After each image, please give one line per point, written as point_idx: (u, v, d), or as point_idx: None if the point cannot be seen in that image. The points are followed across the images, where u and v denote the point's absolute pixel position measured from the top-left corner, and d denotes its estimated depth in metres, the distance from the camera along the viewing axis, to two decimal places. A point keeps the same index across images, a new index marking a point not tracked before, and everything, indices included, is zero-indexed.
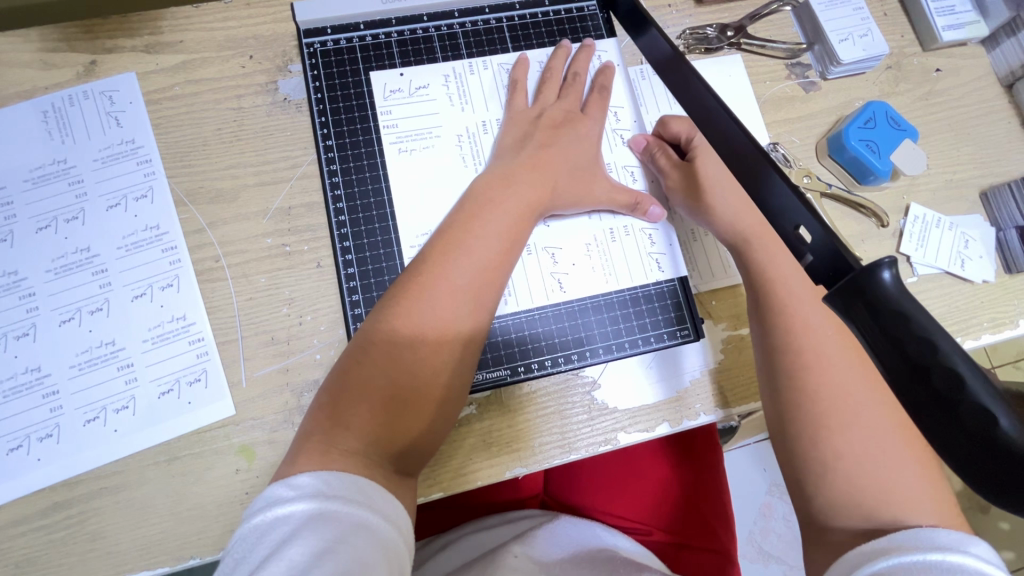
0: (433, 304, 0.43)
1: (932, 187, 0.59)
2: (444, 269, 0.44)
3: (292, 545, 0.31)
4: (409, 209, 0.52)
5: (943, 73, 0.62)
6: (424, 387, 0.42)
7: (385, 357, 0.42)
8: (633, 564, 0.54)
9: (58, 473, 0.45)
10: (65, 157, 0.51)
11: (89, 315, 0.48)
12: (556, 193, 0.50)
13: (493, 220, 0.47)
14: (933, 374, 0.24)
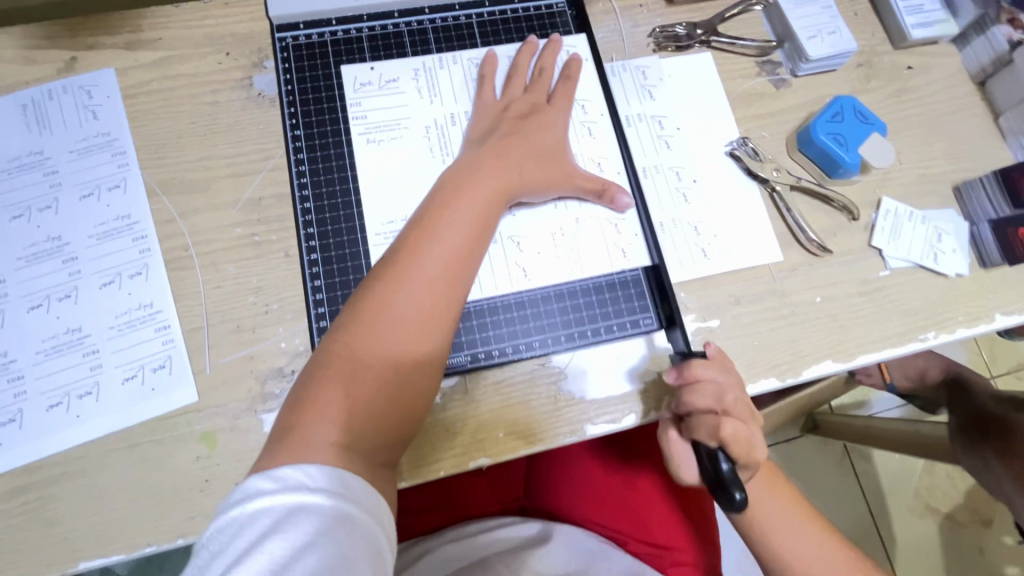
0: (409, 293, 0.43)
1: (904, 181, 0.59)
2: (418, 256, 0.44)
3: (273, 540, 0.32)
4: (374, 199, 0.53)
5: (914, 71, 0.62)
6: (404, 372, 0.42)
7: (367, 348, 0.42)
8: None
9: (17, 458, 0.45)
10: (42, 148, 0.52)
11: (57, 302, 0.49)
12: (523, 179, 0.51)
13: (468, 210, 0.47)
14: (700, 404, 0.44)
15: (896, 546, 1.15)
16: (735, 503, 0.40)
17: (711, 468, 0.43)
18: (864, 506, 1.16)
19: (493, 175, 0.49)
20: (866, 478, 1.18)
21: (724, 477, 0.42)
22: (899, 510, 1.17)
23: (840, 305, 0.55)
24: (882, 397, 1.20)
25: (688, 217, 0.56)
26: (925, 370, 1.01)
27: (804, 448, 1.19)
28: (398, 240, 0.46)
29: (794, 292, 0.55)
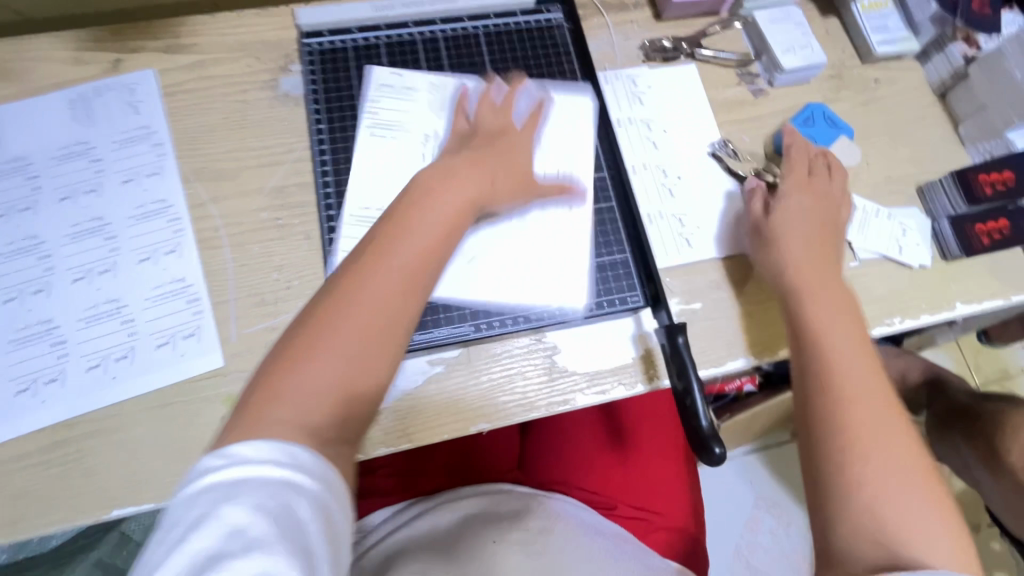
0: (376, 283, 0.44)
1: (871, 181, 0.64)
2: (390, 250, 0.46)
3: (229, 513, 0.32)
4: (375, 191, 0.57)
5: (881, 83, 0.69)
6: (363, 360, 0.42)
7: (308, 362, 0.40)
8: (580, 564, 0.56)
9: (60, 413, 0.50)
10: (88, 138, 0.57)
11: (98, 275, 0.53)
12: (463, 187, 0.51)
13: (421, 223, 0.48)
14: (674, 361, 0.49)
15: None
16: (716, 456, 0.45)
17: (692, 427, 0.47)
18: None
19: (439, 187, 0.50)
20: None
21: (705, 433, 0.46)
22: None
23: None
24: None
25: (673, 209, 0.61)
26: (906, 370, 1.02)
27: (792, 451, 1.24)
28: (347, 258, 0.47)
29: None
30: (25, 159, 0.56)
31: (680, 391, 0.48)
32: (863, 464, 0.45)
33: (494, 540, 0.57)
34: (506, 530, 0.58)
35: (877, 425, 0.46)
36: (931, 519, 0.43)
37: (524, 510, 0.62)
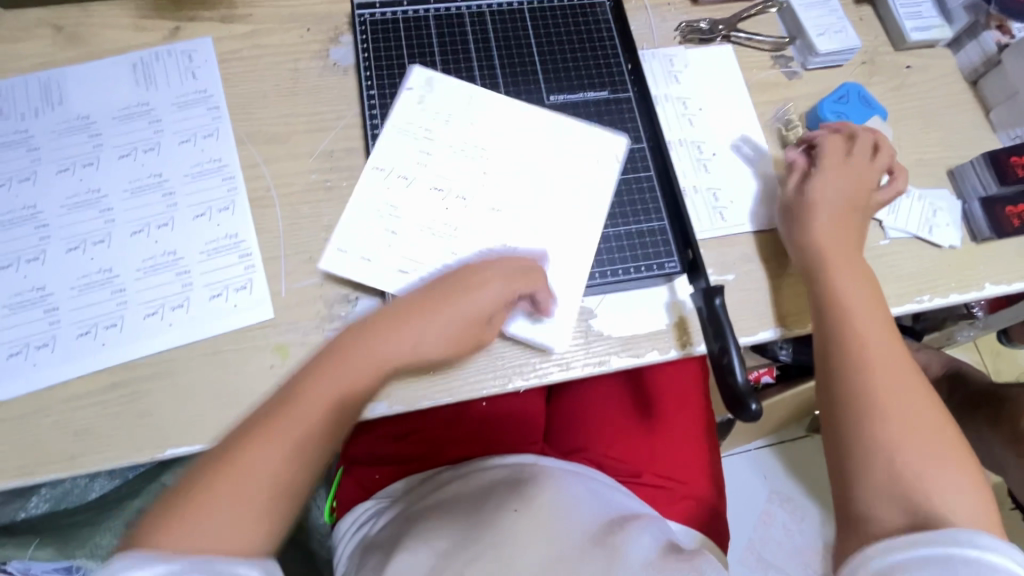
0: (291, 417, 0.44)
1: (902, 164, 0.66)
2: (319, 397, 0.45)
3: None
4: (414, 155, 0.58)
5: (913, 69, 0.70)
6: (252, 484, 0.42)
7: (181, 529, 0.39)
8: (610, 543, 0.52)
9: (118, 357, 0.52)
10: (148, 101, 0.60)
11: (156, 228, 0.56)
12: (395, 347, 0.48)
13: (347, 368, 0.47)
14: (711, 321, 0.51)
15: None
16: (751, 413, 0.47)
17: (728, 385, 0.49)
18: None
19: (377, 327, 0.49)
20: None
21: (741, 390, 0.48)
22: None
23: None
24: None
25: (708, 183, 0.63)
26: (926, 366, 1.02)
27: (806, 447, 1.24)
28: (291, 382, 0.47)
29: None
30: (88, 117, 0.59)
31: (717, 353, 0.50)
32: (900, 454, 0.47)
33: (516, 509, 0.55)
34: (528, 498, 0.56)
35: (899, 400, 0.49)
36: (971, 499, 0.46)
37: (547, 482, 0.59)
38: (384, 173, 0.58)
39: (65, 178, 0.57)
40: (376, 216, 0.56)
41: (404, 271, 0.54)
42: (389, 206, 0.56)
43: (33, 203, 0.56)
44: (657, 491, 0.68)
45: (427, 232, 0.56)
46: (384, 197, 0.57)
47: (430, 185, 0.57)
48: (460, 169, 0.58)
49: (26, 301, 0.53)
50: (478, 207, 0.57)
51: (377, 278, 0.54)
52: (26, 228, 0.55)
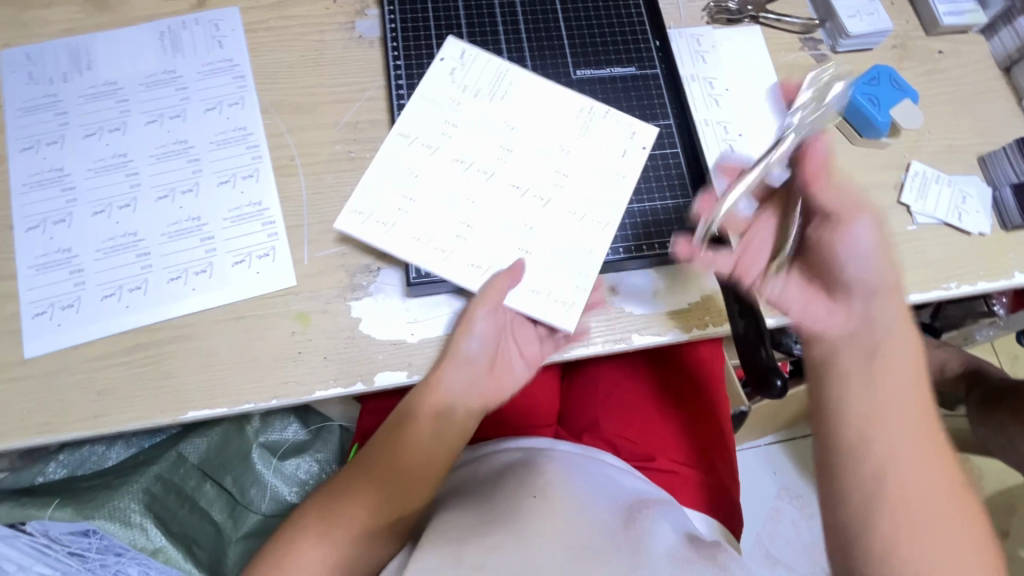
0: (334, 511, 0.49)
1: (932, 150, 0.65)
2: (350, 492, 0.50)
3: None
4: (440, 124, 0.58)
5: (945, 55, 0.69)
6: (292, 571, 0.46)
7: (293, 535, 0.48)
8: (630, 533, 0.51)
9: (142, 319, 0.52)
10: (175, 68, 0.60)
11: (181, 194, 0.56)
12: (479, 374, 0.53)
13: (376, 449, 0.52)
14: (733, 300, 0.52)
15: None
16: (778, 390, 0.47)
17: (754, 362, 0.49)
18: None
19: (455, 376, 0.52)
20: None
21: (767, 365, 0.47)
22: None
23: None
24: None
25: (733, 163, 0.62)
26: (943, 364, 1.01)
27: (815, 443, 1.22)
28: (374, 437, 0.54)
29: None
30: (116, 83, 0.59)
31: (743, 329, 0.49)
32: (909, 537, 0.38)
33: (535, 496, 0.53)
34: (545, 485, 0.54)
35: (917, 483, 0.40)
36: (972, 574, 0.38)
37: (562, 474, 0.58)
38: (407, 138, 0.57)
39: (92, 142, 0.57)
40: (401, 179, 0.56)
41: (425, 235, 0.54)
42: (410, 172, 0.56)
43: (60, 165, 0.56)
44: (672, 476, 0.67)
45: (446, 198, 0.55)
46: (407, 160, 0.57)
47: (457, 151, 0.57)
48: (488, 138, 0.58)
49: (52, 261, 0.53)
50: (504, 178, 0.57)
51: (399, 241, 0.54)
52: (53, 190, 0.55)
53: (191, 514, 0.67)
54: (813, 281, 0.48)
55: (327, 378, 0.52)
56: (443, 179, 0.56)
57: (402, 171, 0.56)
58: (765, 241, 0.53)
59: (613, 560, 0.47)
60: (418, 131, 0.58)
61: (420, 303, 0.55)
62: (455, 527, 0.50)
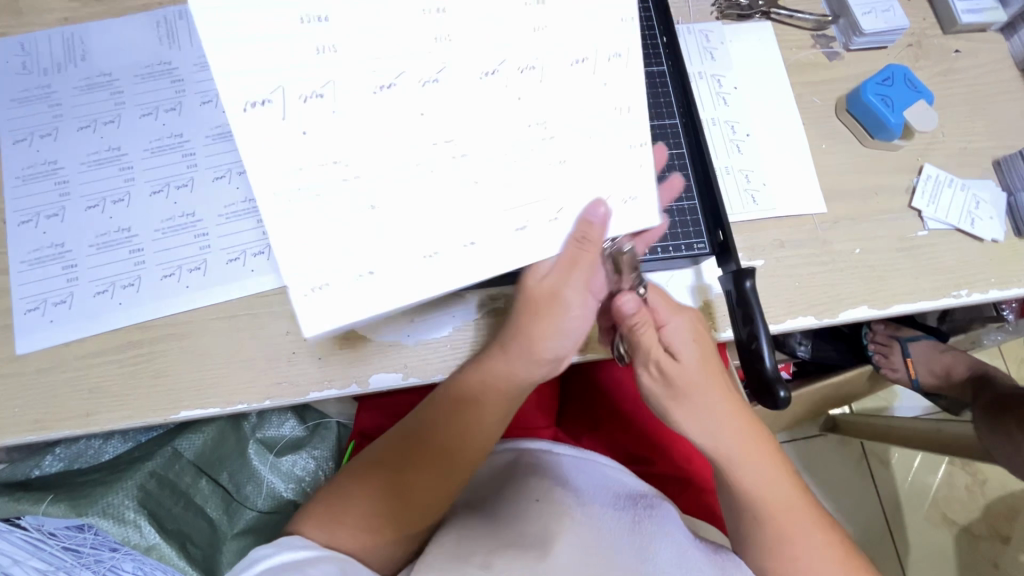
0: (386, 481, 0.51)
1: (945, 152, 0.63)
2: (400, 468, 0.51)
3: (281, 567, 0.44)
4: (369, 91, 0.36)
5: (961, 54, 0.67)
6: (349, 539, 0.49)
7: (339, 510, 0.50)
8: (637, 526, 0.51)
9: (135, 316, 0.52)
10: (170, 59, 0.58)
11: (175, 189, 0.55)
12: (548, 365, 0.52)
13: (428, 420, 0.53)
14: (743, 310, 0.49)
15: (909, 554, 1.12)
16: (779, 403, 0.46)
17: (755, 373, 0.48)
18: (879, 511, 1.14)
19: (527, 371, 0.51)
20: (883, 483, 1.16)
21: (770, 376, 0.46)
22: (916, 519, 1.14)
23: (878, 258, 0.58)
24: (904, 402, 1.21)
25: (740, 164, 0.60)
26: (951, 367, 1.00)
27: (818, 446, 1.18)
28: (422, 411, 0.53)
29: (836, 242, 0.59)
30: (109, 74, 0.57)
31: (745, 338, 0.49)
32: (786, 538, 0.48)
33: (539, 499, 0.53)
34: (548, 488, 0.55)
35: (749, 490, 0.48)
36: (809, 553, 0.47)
37: (564, 475, 0.58)
38: (280, 108, 0.34)
39: (85, 135, 0.56)
40: (308, 154, 0.35)
41: (421, 249, 0.39)
42: (338, 164, 0.36)
43: (53, 159, 0.55)
44: (672, 482, 0.67)
45: (424, 194, 0.38)
46: (324, 142, 0.35)
47: (408, 107, 0.37)
48: (456, 102, 0.38)
49: (45, 257, 0.53)
50: (510, 163, 0.40)
51: (355, 255, 0.38)
52: (46, 184, 0.54)
53: (185, 511, 0.66)
54: (637, 359, 0.49)
55: (322, 379, 0.51)
56: (396, 168, 0.37)
57: (315, 167, 0.36)
58: (685, 342, 0.48)
59: (619, 564, 0.47)
60: (320, 85, 0.35)
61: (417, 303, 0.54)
62: (460, 534, 0.52)
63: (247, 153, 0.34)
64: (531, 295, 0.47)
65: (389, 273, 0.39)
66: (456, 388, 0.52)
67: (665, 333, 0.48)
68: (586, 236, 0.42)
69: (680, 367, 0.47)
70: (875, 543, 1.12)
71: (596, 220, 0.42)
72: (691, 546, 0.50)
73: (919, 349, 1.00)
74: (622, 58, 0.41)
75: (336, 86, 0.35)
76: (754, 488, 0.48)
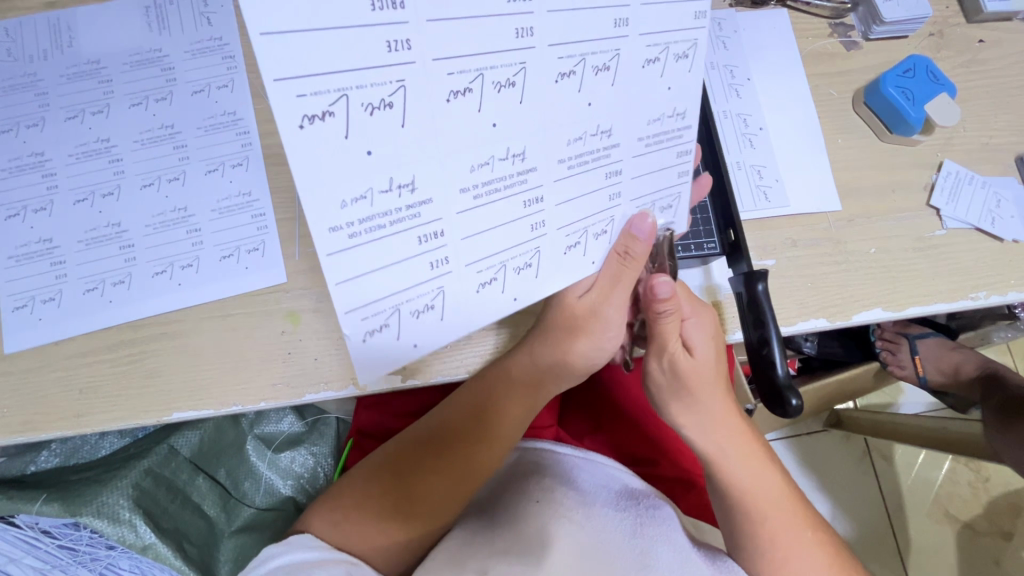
0: (405, 480, 0.50)
1: (966, 148, 0.60)
2: (418, 470, 0.50)
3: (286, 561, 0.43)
4: (441, 99, 0.29)
5: (985, 44, 0.64)
6: (357, 538, 0.47)
7: (346, 506, 0.49)
8: (638, 533, 0.50)
9: (126, 315, 0.50)
10: (160, 46, 0.56)
11: (167, 182, 0.53)
12: (574, 374, 0.53)
13: (453, 420, 0.52)
14: (754, 314, 0.47)
15: (911, 551, 1.12)
16: (791, 409, 0.45)
17: (767, 381, 0.46)
18: (881, 507, 1.14)
19: (554, 381, 0.52)
20: (886, 480, 1.15)
21: (781, 384, 0.45)
22: (918, 516, 1.14)
23: (893, 257, 0.56)
24: (910, 399, 1.19)
25: (753, 160, 0.58)
26: (959, 366, 0.98)
27: (822, 442, 1.17)
28: (444, 412, 0.53)
29: (849, 241, 0.57)
30: (98, 61, 0.55)
31: (756, 342, 0.47)
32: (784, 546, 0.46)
33: (538, 500, 0.52)
34: (548, 489, 0.54)
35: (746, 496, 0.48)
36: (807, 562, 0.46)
37: (566, 475, 0.57)
38: (343, 122, 0.27)
39: (73, 125, 0.54)
40: (371, 178, 0.29)
41: (483, 275, 0.36)
42: (401, 189, 0.30)
43: (40, 150, 0.53)
44: (675, 484, 0.66)
45: (495, 215, 0.34)
46: (392, 162, 0.29)
47: (478, 118, 0.31)
48: (529, 119, 0.33)
49: (33, 252, 0.51)
50: (574, 182, 0.37)
51: (422, 283, 0.33)
52: (33, 176, 0.52)
53: (183, 509, 0.66)
54: (651, 349, 0.47)
55: (319, 381, 0.50)
56: (466, 188, 0.32)
57: (382, 194, 0.30)
58: (701, 338, 0.47)
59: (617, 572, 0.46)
60: (388, 92, 0.28)
61: None
62: (459, 539, 0.51)
63: (300, 177, 0.27)
64: (570, 310, 0.47)
65: (451, 301, 0.35)
66: (483, 395, 0.51)
67: (684, 326, 0.47)
68: (631, 249, 0.42)
69: (692, 362, 0.47)
70: (876, 539, 1.11)
71: (637, 233, 0.42)
72: (693, 552, 0.49)
73: (927, 347, 0.99)
74: (688, 60, 0.38)
75: (407, 92, 0.28)
76: (745, 488, 0.47)
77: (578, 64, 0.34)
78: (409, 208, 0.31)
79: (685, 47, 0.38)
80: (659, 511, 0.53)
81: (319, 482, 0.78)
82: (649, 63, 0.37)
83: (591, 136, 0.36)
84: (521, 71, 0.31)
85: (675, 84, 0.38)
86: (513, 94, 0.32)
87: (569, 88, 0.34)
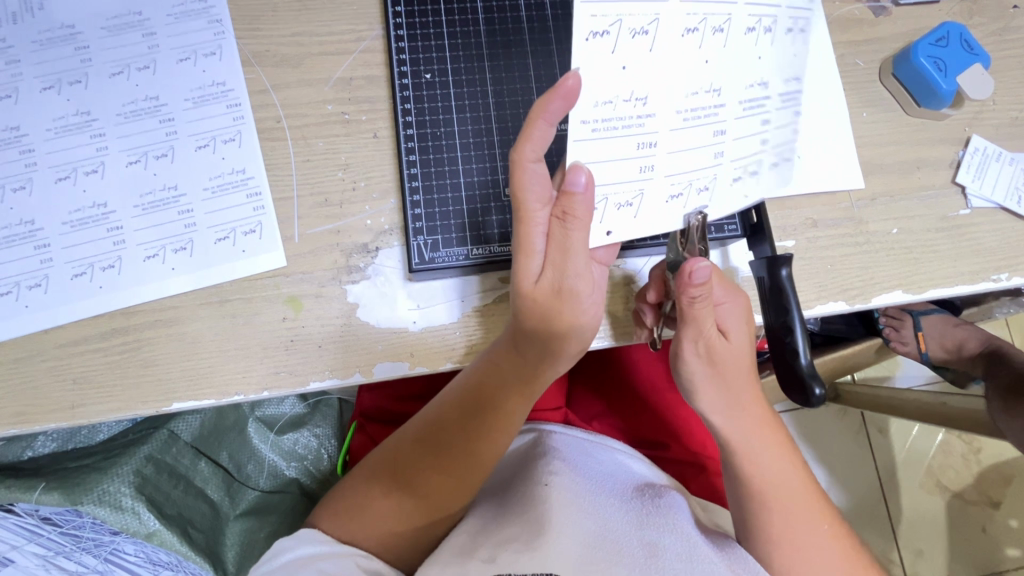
0: (413, 480, 0.48)
1: (995, 122, 0.58)
2: (423, 467, 0.48)
3: (288, 551, 0.45)
4: (676, 36, 0.34)
5: (1021, 10, 0.61)
6: (366, 538, 0.48)
7: (351, 510, 0.49)
8: (644, 522, 0.49)
9: (116, 302, 0.48)
10: (140, 9, 0.51)
11: (154, 159, 0.50)
12: (566, 360, 0.44)
13: (453, 414, 0.48)
14: (780, 296, 0.45)
15: (902, 520, 1.14)
16: (814, 399, 0.43)
17: (790, 369, 0.44)
18: (876, 478, 1.15)
19: (541, 373, 0.45)
20: (881, 453, 1.17)
21: (804, 374, 0.44)
22: (912, 488, 1.15)
23: (916, 238, 0.54)
24: (909, 372, 1.20)
25: None
26: (962, 342, 0.97)
27: (820, 417, 1.18)
28: (438, 407, 0.49)
29: (870, 221, 0.55)
30: (72, 26, 0.51)
31: (778, 329, 0.45)
32: (793, 533, 0.47)
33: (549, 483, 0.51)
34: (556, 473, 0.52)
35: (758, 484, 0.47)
36: (816, 546, 0.46)
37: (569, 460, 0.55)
38: (612, 40, 0.33)
39: (50, 97, 0.50)
40: (620, 87, 0.33)
41: (674, 187, 0.38)
42: (636, 101, 0.34)
43: (15, 123, 0.49)
44: (684, 467, 0.65)
45: (689, 140, 0.36)
46: (636, 78, 0.34)
47: (696, 55, 0.35)
48: (732, 62, 0.36)
49: (15, 235, 0.48)
50: (751, 122, 0.38)
51: (626, 183, 0.36)
52: (10, 153, 0.49)
53: (185, 495, 0.65)
54: (683, 332, 0.43)
55: (323, 368, 0.48)
56: (680, 109, 0.35)
57: (624, 103, 0.34)
58: (738, 323, 0.44)
59: (623, 560, 0.44)
60: (645, 23, 0.33)
61: (423, 289, 0.50)
62: (469, 528, 0.50)
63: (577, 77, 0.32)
64: (534, 301, 0.39)
65: (648, 205, 0.38)
66: (481, 384, 0.46)
67: (718, 310, 0.44)
68: (570, 207, 0.35)
69: (728, 352, 0.44)
70: (870, 511, 1.13)
71: (579, 188, 0.34)
72: (699, 539, 0.48)
73: (931, 322, 0.99)
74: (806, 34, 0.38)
75: (659, 25, 0.33)
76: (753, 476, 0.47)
77: (774, 22, 0.37)
78: (637, 118, 0.34)
79: (795, 22, 0.38)
80: (665, 501, 0.52)
81: (323, 463, 0.77)
82: (791, 32, 0.38)
83: (757, 85, 0.37)
84: (728, 20, 0.35)
85: (799, 54, 0.38)
86: (719, 39, 0.35)
87: (750, 40, 0.36)
